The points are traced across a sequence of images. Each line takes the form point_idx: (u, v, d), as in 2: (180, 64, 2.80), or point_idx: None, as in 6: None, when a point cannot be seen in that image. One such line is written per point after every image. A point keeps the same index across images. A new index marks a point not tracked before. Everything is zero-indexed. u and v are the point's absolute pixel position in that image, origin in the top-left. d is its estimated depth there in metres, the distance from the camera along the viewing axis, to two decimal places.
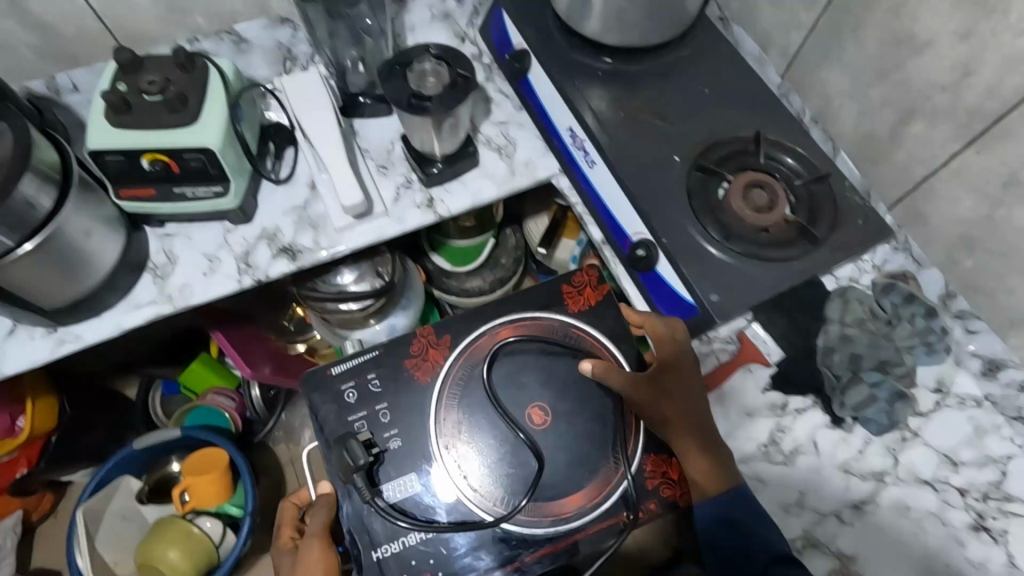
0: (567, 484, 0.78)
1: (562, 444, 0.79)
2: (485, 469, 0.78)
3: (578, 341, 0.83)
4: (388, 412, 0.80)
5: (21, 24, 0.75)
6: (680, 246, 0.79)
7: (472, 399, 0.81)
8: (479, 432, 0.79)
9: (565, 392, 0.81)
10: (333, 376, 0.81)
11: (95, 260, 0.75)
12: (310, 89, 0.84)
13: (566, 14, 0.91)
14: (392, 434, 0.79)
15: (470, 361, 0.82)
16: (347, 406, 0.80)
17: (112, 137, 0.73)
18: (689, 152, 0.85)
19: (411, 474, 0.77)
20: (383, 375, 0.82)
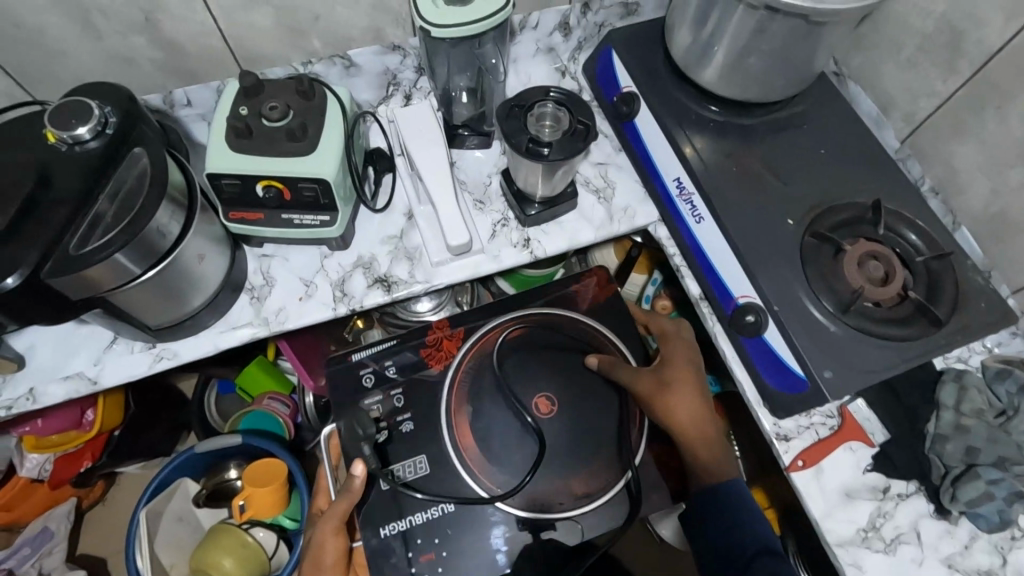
0: (568, 469, 0.84)
1: (565, 433, 0.85)
2: (493, 452, 0.84)
3: (582, 336, 0.92)
4: (403, 394, 0.87)
5: (150, 41, 0.75)
6: (792, 315, 0.76)
7: (485, 386, 0.88)
8: (490, 414, 0.86)
9: (569, 385, 0.88)
10: (353, 360, 0.88)
11: (202, 280, 0.75)
12: (421, 121, 0.86)
13: (684, 61, 0.88)
14: (405, 417, 0.85)
15: (484, 348, 0.90)
16: (365, 389, 0.87)
17: (232, 162, 0.73)
18: (803, 216, 0.82)
19: (422, 454, 0.83)
20: (400, 362, 0.89)
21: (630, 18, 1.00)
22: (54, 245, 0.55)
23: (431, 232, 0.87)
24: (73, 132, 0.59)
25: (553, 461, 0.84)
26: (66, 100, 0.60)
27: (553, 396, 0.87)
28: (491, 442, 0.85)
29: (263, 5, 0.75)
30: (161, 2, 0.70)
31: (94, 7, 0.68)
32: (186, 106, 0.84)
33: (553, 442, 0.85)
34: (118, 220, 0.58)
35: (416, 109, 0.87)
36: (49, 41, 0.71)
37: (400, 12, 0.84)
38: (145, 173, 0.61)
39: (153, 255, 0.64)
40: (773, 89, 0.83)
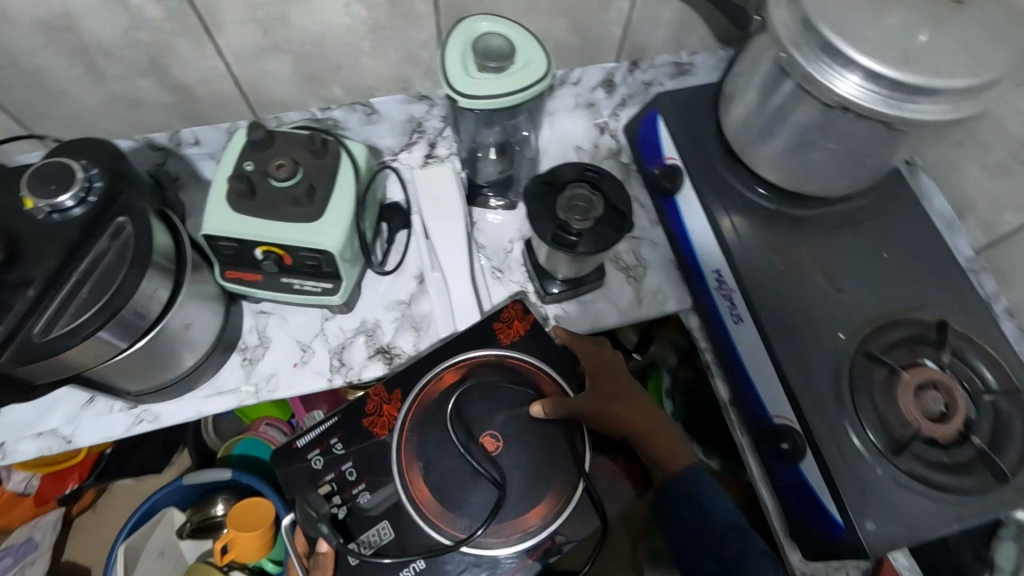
0: (532, 495, 0.65)
1: (516, 460, 0.66)
2: (455, 497, 0.65)
3: (520, 374, 0.70)
4: (355, 466, 0.66)
5: (157, 84, 0.69)
6: (835, 450, 0.67)
7: (430, 438, 0.67)
8: (435, 466, 0.66)
9: (518, 418, 0.68)
10: (300, 447, 0.68)
11: (189, 344, 0.69)
12: (443, 186, 0.82)
13: (737, 139, 0.79)
14: (362, 490, 0.66)
15: (434, 393, 0.69)
16: (315, 473, 0.67)
17: (230, 224, 0.67)
18: (856, 330, 0.73)
19: (385, 521, 0.65)
20: (347, 436, 0.68)
21: (681, 78, 0.91)
22: (17, 329, 0.50)
23: (440, 304, 0.80)
24: (53, 201, 0.53)
25: (514, 495, 0.65)
26: (47, 161, 0.54)
27: (497, 430, 0.67)
28: (456, 494, 0.65)
29: (280, 52, 0.69)
30: (168, 46, 0.64)
31: (96, 49, 0.63)
32: (194, 145, 0.78)
33: (516, 481, 0.65)
34: (92, 301, 0.53)
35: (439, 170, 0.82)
36: (47, 81, 0.65)
37: (430, 63, 0.77)
38: (128, 246, 0.55)
39: (134, 330, 0.58)
40: (833, 185, 0.75)
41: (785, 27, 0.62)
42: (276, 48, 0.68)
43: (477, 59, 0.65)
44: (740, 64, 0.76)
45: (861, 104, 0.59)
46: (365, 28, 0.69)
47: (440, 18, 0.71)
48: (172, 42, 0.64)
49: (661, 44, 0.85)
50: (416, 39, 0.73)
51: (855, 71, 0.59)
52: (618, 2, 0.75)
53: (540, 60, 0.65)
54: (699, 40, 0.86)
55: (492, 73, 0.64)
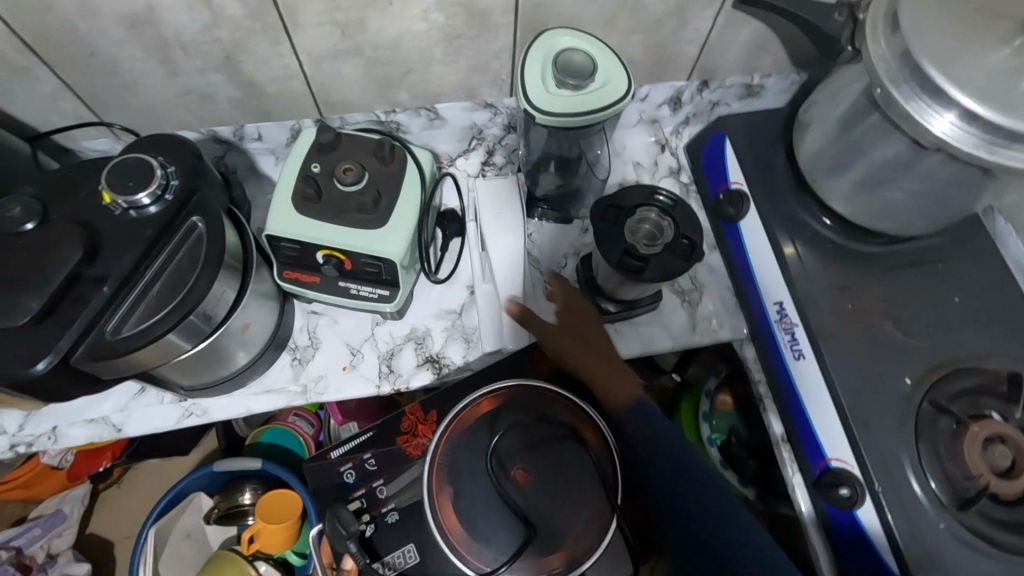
0: (562, 534, 0.60)
1: (548, 494, 0.61)
2: (483, 528, 0.60)
3: (558, 407, 0.67)
4: (386, 484, 0.70)
5: (229, 80, 0.69)
6: (896, 499, 0.66)
7: (465, 463, 0.63)
8: (466, 494, 0.61)
9: (556, 453, 0.64)
10: (333, 459, 0.72)
11: (244, 343, 0.69)
12: (503, 196, 0.77)
13: (809, 169, 0.76)
14: (388, 509, 0.68)
15: (472, 418, 0.65)
16: (347, 488, 0.70)
17: (294, 226, 0.66)
18: (922, 376, 0.71)
19: (412, 543, 0.66)
20: (379, 455, 0.71)
21: (748, 99, 0.88)
22: (92, 325, 0.50)
23: (490, 318, 0.78)
24: (131, 198, 0.53)
25: (545, 534, 0.60)
26: (126, 157, 0.54)
27: (532, 461, 0.63)
28: (485, 525, 0.60)
29: (353, 55, 0.68)
30: (245, 43, 0.64)
31: (174, 43, 0.62)
32: (256, 140, 0.78)
33: (546, 518, 0.61)
34: (162, 303, 0.52)
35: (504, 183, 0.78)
36: (121, 72, 0.65)
37: (500, 73, 0.76)
38: (199, 248, 0.55)
39: (200, 331, 0.58)
40: (909, 223, 0.70)
41: (883, 61, 0.59)
42: (350, 51, 0.67)
43: (556, 74, 0.63)
44: (819, 92, 0.74)
45: (957, 145, 0.56)
46: (441, 35, 0.68)
47: (516, 29, 0.69)
48: (249, 40, 0.63)
49: (734, 65, 0.82)
50: (490, 48, 0.71)
51: (952, 110, 0.56)
52: (698, 22, 0.73)
53: (621, 80, 0.64)
54: (775, 63, 0.83)
55: (571, 90, 0.63)
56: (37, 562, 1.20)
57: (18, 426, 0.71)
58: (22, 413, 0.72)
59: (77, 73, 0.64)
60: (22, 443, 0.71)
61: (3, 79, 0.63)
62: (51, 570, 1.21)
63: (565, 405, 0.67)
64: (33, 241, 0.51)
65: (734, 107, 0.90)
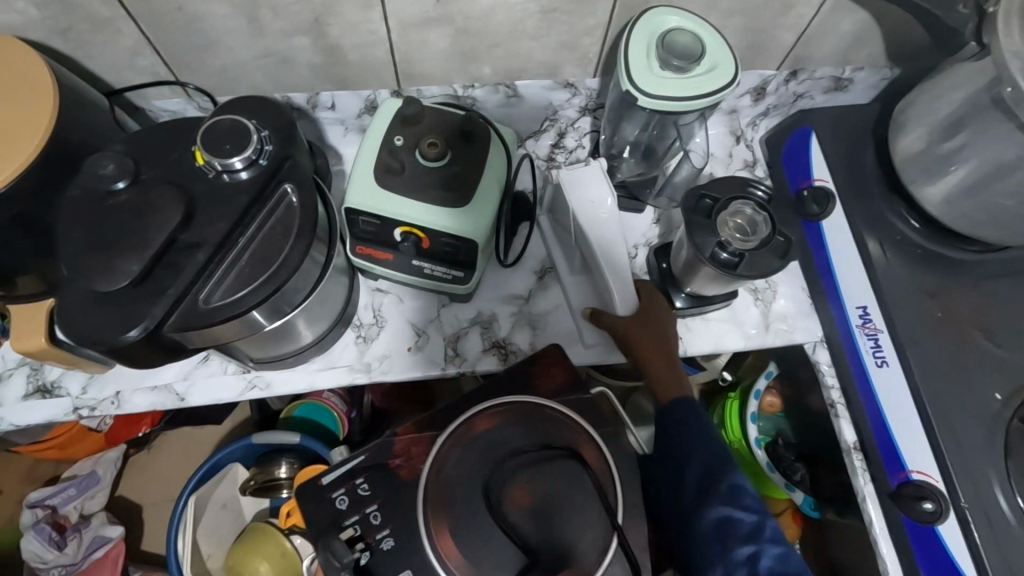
0: (566, 558, 0.54)
1: (549, 525, 0.55)
2: (480, 552, 0.54)
3: (560, 421, 0.60)
4: (382, 509, 0.56)
5: (313, 44, 0.66)
6: (981, 515, 0.64)
7: (459, 490, 0.57)
8: (462, 520, 0.55)
9: (554, 472, 0.57)
10: (324, 484, 0.57)
11: (316, 318, 0.67)
12: (590, 187, 0.70)
13: (905, 169, 0.72)
14: (386, 537, 0.55)
15: (463, 440, 0.59)
16: (338, 516, 0.56)
17: (375, 200, 0.64)
18: (1014, 391, 0.68)
19: (408, 571, 0.54)
20: (376, 477, 0.57)
21: (834, 93, 0.85)
22: (186, 293, 0.48)
23: (586, 302, 0.75)
24: (225, 161, 0.50)
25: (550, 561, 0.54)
26: (221, 119, 0.52)
27: (530, 481, 0.57)
28: (484, 561, 0.54)
29: (444, 24, 0.65)
30: (337, 6, 0.61)
31: (265, 2, 0.60)
32: (328, 109, 0.77)
33: (547, 540, 0.55)
34: (254, 274, 0.51)
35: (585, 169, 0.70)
36: (206, 30, 0.62)
37: (588, 51, 0.73)
38: (291, 218, 0.52)
39: (285, 306, 0.57)
40: (1015, 232, 0.66)
41: (1018, 58, 0.55)
42: (442, 19, 0.65)
43: (660, 54, 0.61)
44: (924, 87, 0.70)
45: None
46: (537, 8, 0.65)
47: (615, 5, 0.66)
48: (342, 2, 0.61)
49: (828, 56, 0.79)
50: (583, 24, 0.68)
51: None
52: (801, 8, 0.70)
53: (728, 64, 0.61)
54: (870, 56, 0.79)
55: (673, 72, 0.60)
56: (71, 523, 1.19)
57: (81, 389, 0.70)
58: (86, 376, 0.71)
59: (161, 30, 0.62)
60: (85, 407, 0.70)
61: (86, 30, 0.61)
62: (85, 532, 1.19)
63: (561, 424, 0.59)
64: (127, 201, 0.49)
65: (818, 100, 0.86)
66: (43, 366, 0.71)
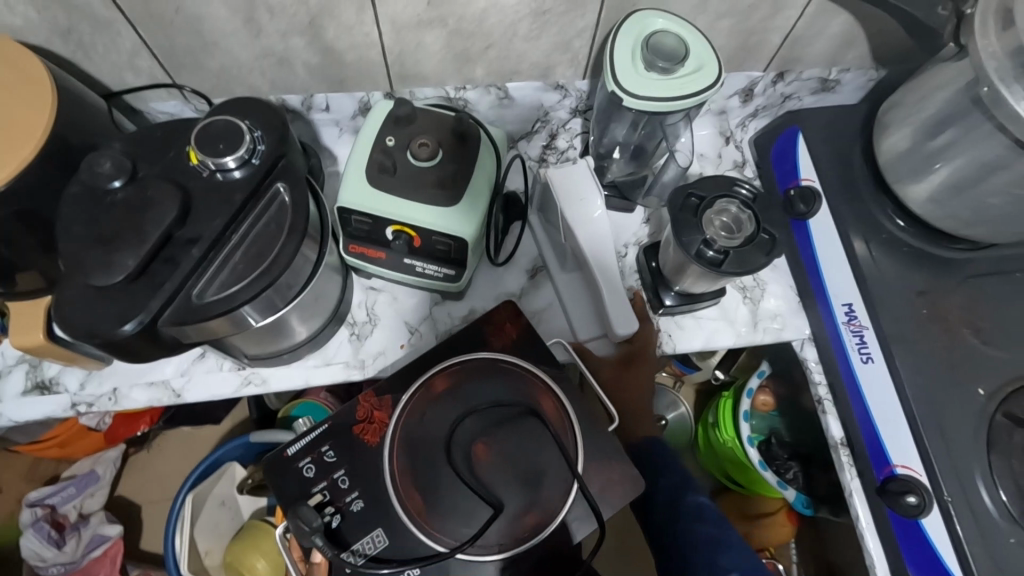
0: (528, 502, 0.59)
1: (509, 473, 0.59)
2: (445, 502, 0.59)
3: (516, 383, 0.64)
4: (349, 473, 0.60)
5: (308, 46, 0.68)
6: (965, 510, 0.65)
7: (423, 447, 0.61)
8: (426, 474, 0.60)
9: (510, 425, 0.61)
10: (290, 456, 0.60)
11: (310, 316, 0.68)
12: (581, 188, 0.71)
13: (891, 168, 0.74)
14: (354, 499, 0.59)
15: (424, 403, 0.63)
16: (305, 484, 0.59)
17: (367, 199, 0.65)
18: (998, 387, 0.70)
19: (379, 529, 0.58)
20: (340, 444, 0.61)
21: (822, 94, 0.86)
22: (180, 288, 0.50)
23: (578, 299, 0.77)
24: (219, 160, 0.52)
25: (512, 504, 0.59)
26: (215, 119, 0.53)
27: (489, 436, 0.61)
28: (450, 510, 0.59)
29: (436, 26, 0.67)
30: (331, 8, 0.63)
31: (260, 5, 0.61)
32: (324, 110, 0.78)
33: (509, 487, 0.59)
34: (250, 268, 0.52)
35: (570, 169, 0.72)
36: (204, 32, 0.64)
37: (578, 52, 0.74)
38: (284, 216, 0.54)
39: (278, 302, 0.58)
40: (997, 230, 0.68)
41: (995, 58, 0.57)
42: (435, 21, 0.66)
43: (646, 56, 0.62)
44: (907, 87, 0.71)
45: None
46: (528, 10, 0.66)
47: (603, 8, 0.68)
48: (336, 5, 0.62)
49: (816, 58, 0.80)
50: (573, 26, 0.70)
51: None
52: (787, 10, 0.71)
53: (712, 65, 0.62)
54: (857, 57, 0.80)
55: (659, 74, 0.62)
56: (70, 522, 1.20)
57: (80, 384, 0.71)
58: (84, 372, 0.72)
59: (159, 32, 0.63)
60: (83, 403, 0.71)
61: (86, 32, 0.62)
62: (83, 530, 1.21)
63: (513, 380, 0.64)
64: (123, 198, 0.50)
65: (807, 101, 0.87)
66: (42, 363, 0.72)
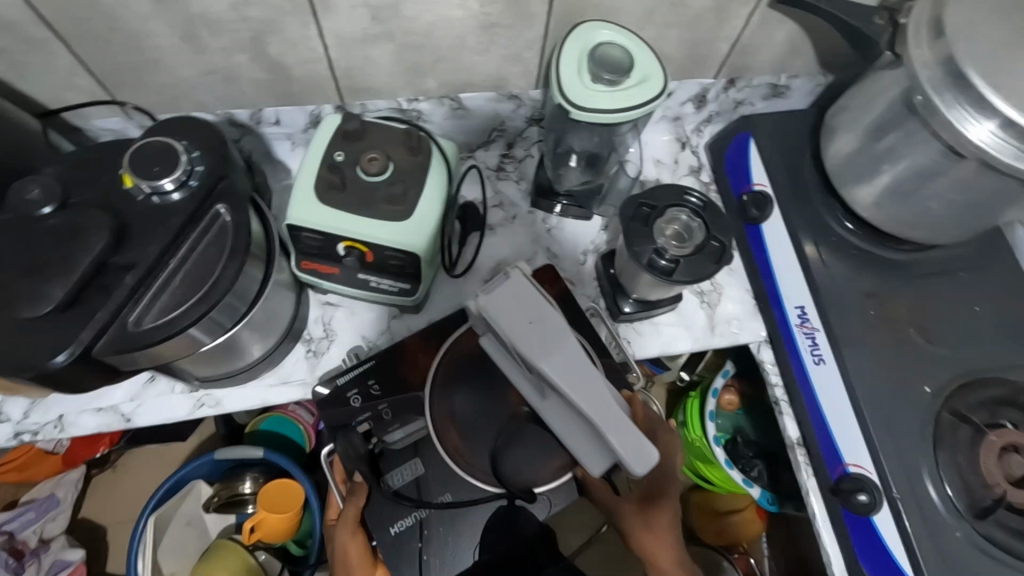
0: (546, 454, 0.67)
1: (531, 428, 0.67)
2: (476, 444, 0.68)
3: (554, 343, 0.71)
4: (390, 408, 0.70)
5: (252, 60, 0.66)
6: (913, 505, 0.67)
7: (465, 396, 0.70)
8: (469, 421, 0.69)
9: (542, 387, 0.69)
10: (338, 386, 0.71)
11: (263, 335, 0.67)
12: (522, 305, 0.59)
13: (839, 173, 0.75)
14: (395, 429, 0.69)
15: (460, 354, 0.72)
16: (353, 412, 0.70)
17: (315, 217, 0.64)
18: (943, 384, 0.72)
19: (416, 459, 0.68)
20: (384, 380, 0.71)
21: (774, 99, 0.87)
22: (114, 316, 0.48)
23: (574, 429, 0.63)
24: (155, 183, 0.51)
25: (529, 458, 0.67)
26: (150, 141, 0.53)
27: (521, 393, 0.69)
28: (477, 447, 0.68)
29: (384, 41, 0.66)
30: (274, 24, 0.62)
31: (200, 20, 0.60)
32: (273, 125, 0.76)
33: (529, 441, 0.67)
34: (190, 291, 0.51)
35: (510, 288, 0.59)
36: (143, 48, 0.62)
37: (530, 63, 0.74)
38: (225, 238, 0.53)
39: (224, 324, 0.57)
40: (938, 232, 0.70)
41: (927, 69, 0.58)
42: (382, 36, 0.66)
43: (591, 69, 0.62)
44: (852, 94, 0.72)
45: (994, 154, 0.56)
46: (475, 23, 0.66)
47: (552, 19, 0.68)
48: (279, 20, 0.61)
49: (765, 65, 0.81)
50: (523, 38, 0.70)
51: (992, 118, 0.55)
52: (733, 19, 0.72)
53: (658, 76, 0.63)
54: (804, 64, 0.82)
55: (605, 86, 0.62)
56: (30, 548, 1.16)
57: (23, 413, 0.69)
58: (27, 400, 0.70)
59: (96, 51, 0.62)
60: (27, 431, 0.69)
61: (17, 51, 0.60)
62: (44, 557, 1.16)
63: None
64: (56, 224, 0.49)
65: (759, 107, 0.89)
66: None
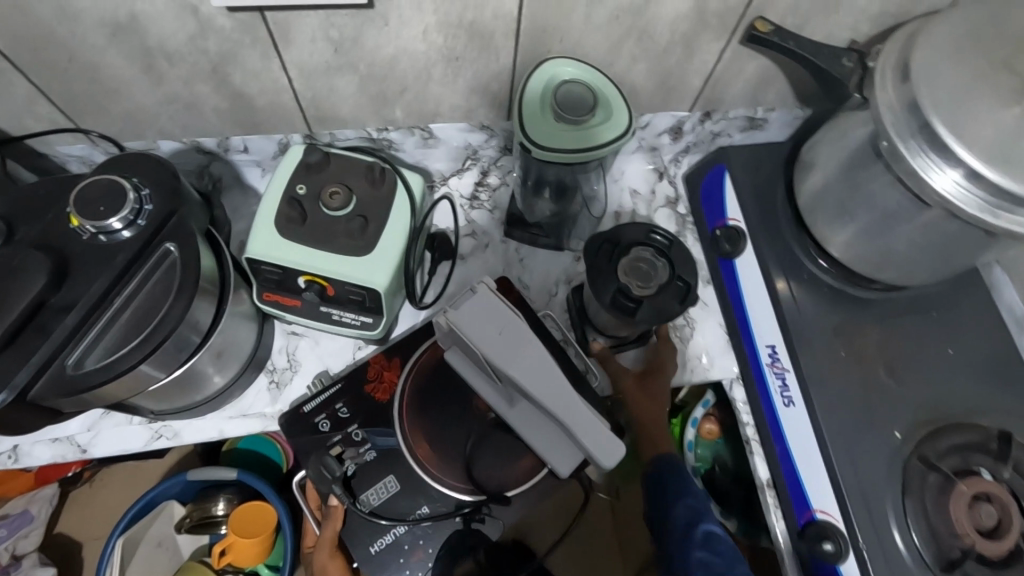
0: (512, 460, 0.67)
1: (502, 432, 0.68)
2: (444, 451, 0.68)
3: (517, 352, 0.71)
4: (361, 427, 0.68)
5: (214, 90, 0.66)
6: (879, 556, 0.65)
7: (433, 407, 0.69)
8: (437, 430, 0.69)
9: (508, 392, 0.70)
10: (305, 411, 0.69)
11: (221, 366, 0.66)
12: (488, 318, 0.59)
13: (811, 210, 0.74)
14: (367, 448, 0.68)
15: (427, 366, 0.71)
16: (323, 436, 0.68)
17: (273, 251, 0.63)
18: (911, 430, 0.70)
19: (391, 476, 0.67)
20: (352, 402, 0.69)
21: (751, 131, 0.86)
22: (53, 358, 0.48)
23: (543, 433, 0.64)
24: (101, 223, 0.50)
25: (498, 464, 0.67)
26: (99, 178, 0.52)
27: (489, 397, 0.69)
28: (450, 454, 0.68)
29: (348, 72, 0.66)
30: (234, 56, 0.61)
31: (158, 52, 0.59)
32: (241, 152, 0.76)
33: (498, 446, 0.68)
34: (135, 332, 0.50)
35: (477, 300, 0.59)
36: (103, 78, 0.62)
37: (499, 94, 0.74)
38: (174, 275, 0.52)
39: (175, 359, 0.56)
40: (908, 274, 0.69)
41: (892, 112, 0.57)
42: (345, 68, 0.65)
43: (554, 105, 0.62)
44: (824, 131, 0.71)
45: (959, 204, 0.55)
46: (440, 56, 0.66)
47: (518, 53, 0.67)
48: (238, 52, 0.61)
49: (740, 98, 0.80)
50: (490, 70, 0.69)
51: (956, 167, 0.54)
52: (704, 54, 0.71)
53: (622, 113, 0.62)
54: (779, 97, 0.81)
55: (569, 124, 0.61)
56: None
57: None
58: None
59: (55, 80, 0.61)
60: None
61: None
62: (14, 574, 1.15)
63: None
64: None
65: (736, 139, 0.88)
66: None
